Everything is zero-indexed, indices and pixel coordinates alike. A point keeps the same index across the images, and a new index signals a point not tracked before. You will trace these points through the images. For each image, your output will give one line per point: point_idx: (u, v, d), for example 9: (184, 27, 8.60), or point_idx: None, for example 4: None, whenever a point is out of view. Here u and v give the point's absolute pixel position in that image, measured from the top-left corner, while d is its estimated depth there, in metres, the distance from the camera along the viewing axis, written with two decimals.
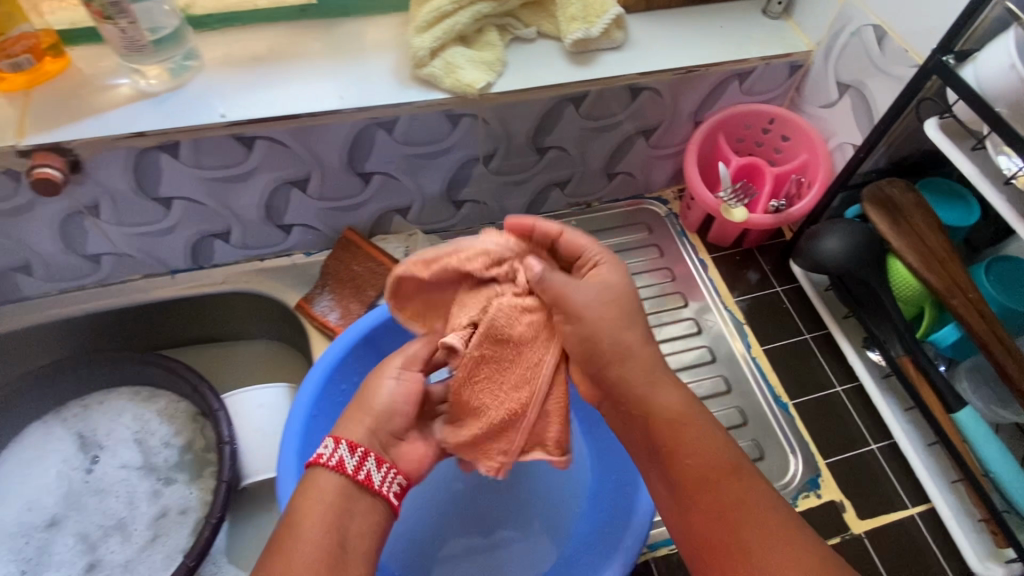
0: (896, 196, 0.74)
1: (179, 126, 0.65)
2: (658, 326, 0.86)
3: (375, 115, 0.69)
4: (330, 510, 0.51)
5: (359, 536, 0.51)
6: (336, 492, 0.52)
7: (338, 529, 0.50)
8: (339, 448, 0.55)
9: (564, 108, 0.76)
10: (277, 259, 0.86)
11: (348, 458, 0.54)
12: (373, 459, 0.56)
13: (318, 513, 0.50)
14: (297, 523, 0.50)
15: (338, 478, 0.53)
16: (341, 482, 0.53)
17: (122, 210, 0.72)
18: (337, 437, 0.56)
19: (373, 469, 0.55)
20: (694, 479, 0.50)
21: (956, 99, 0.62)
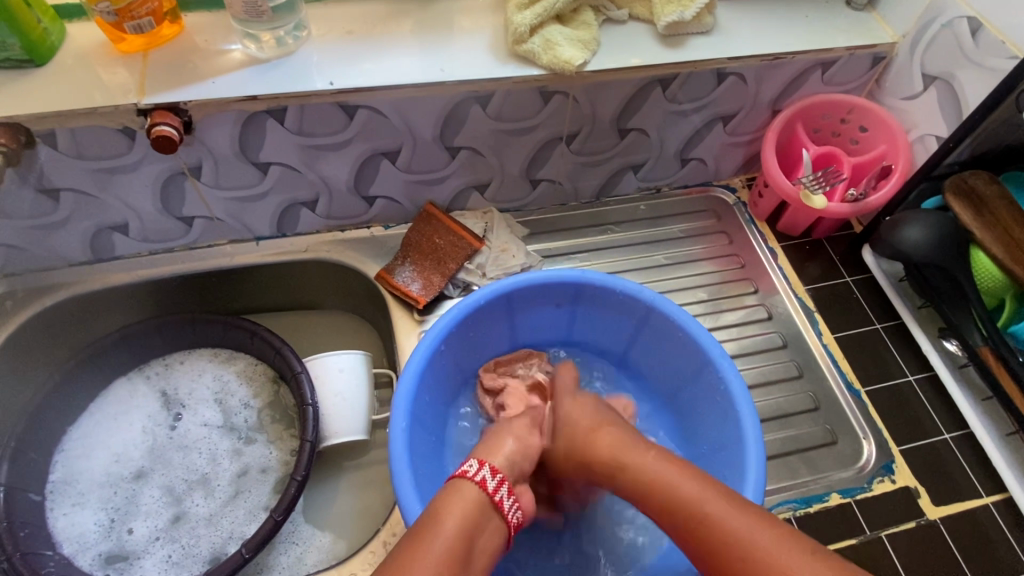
0: (981, 187, 0.74)
1: (290, 91, 0.67)
2: (727, 310, 0.87)
3: (474, 88, 0.71)
4: (471, 518, 0.52)
5: (484, 552, 0.52)
6: (475, 505, 0.54)
7: (469, 541, 0.51)
8: (483, 469, 0.57)
9: (652, 90, 0.78)
10: (356, 231, 0.88)
11: (490, 479, 0.56)
12: (507, 486, 0.57)
13: (460, 515, 0.52)
14: (433, 522, 0.51)
15: (477, 492, 0.55)
16: (478, 499, 0.54)
17: (221, 173, 0.75)
18: (482, 461, 0.58)
19: (505, 497, 0.56)
20: (691, 520, 0.51)
21: None
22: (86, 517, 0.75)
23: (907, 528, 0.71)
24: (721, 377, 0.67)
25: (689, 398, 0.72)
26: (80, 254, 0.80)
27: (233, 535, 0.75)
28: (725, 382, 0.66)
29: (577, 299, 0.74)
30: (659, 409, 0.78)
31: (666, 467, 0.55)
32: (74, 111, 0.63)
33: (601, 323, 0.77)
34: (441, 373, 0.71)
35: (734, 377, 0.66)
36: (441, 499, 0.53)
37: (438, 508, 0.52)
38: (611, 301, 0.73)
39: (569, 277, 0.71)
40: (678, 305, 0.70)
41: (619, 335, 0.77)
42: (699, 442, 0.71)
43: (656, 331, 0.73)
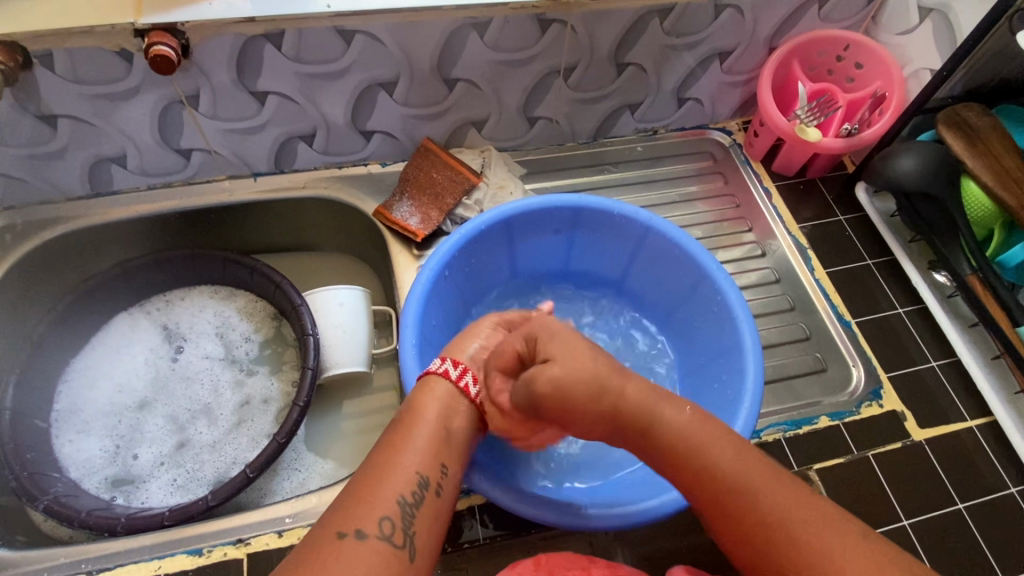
0: (972, 119, 0.75)
1: (286, 14, 0.67)
2: (721, 246, 0.89)
3: (472, 14, 0.71)
4: (441, 401, 0.55)
5: (462, 428, 0.55)
6: (446, 391, 0.56)
7: (445, 416, 0.54)
8: (445, 362, 0.59)
9: (650, 22, 0.78)
10: (354, 168, 0.89)
11: (453, 369, 0.58)
12: (471, 373, 0.59)
13: (432, 400, 0.55)
14: (412, 408, 0.54)
15: (446, 384, 0.57)
16: (448, 388, 0.56)
17: (219, 103, 0.75)
18: (445, 357, 0.60)
19: (472, 382, 0.58)
20: (726, 494, 0.45)
21: None
22: (92, 444, 0.76)
23: (894, 449, 0.73)
24: (719, 290, 0.69)
25: (688, 317, 0.75)
26: (78, 187, 0.81)
27: (237, 461, 0.77)
28: (721, 295, 0.68)
29: (577, 224, 0.75)
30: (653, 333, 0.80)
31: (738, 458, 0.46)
32: (70, 29, 0.63)
33: (599, 250, 0.78)
34: (446, 297, 0.72)
35: (729, 288, 0.68)
36: (416, 391, 0.56)
37: (411, 398, 0.55)
38: (610, 224, 0.74)
39: (570, 201, 0.73)
40: (675, 226, 0.72)
41: (617, 260, 0.78)
42: (695, 360, 0.74)
43: (653, 253, 0.75)
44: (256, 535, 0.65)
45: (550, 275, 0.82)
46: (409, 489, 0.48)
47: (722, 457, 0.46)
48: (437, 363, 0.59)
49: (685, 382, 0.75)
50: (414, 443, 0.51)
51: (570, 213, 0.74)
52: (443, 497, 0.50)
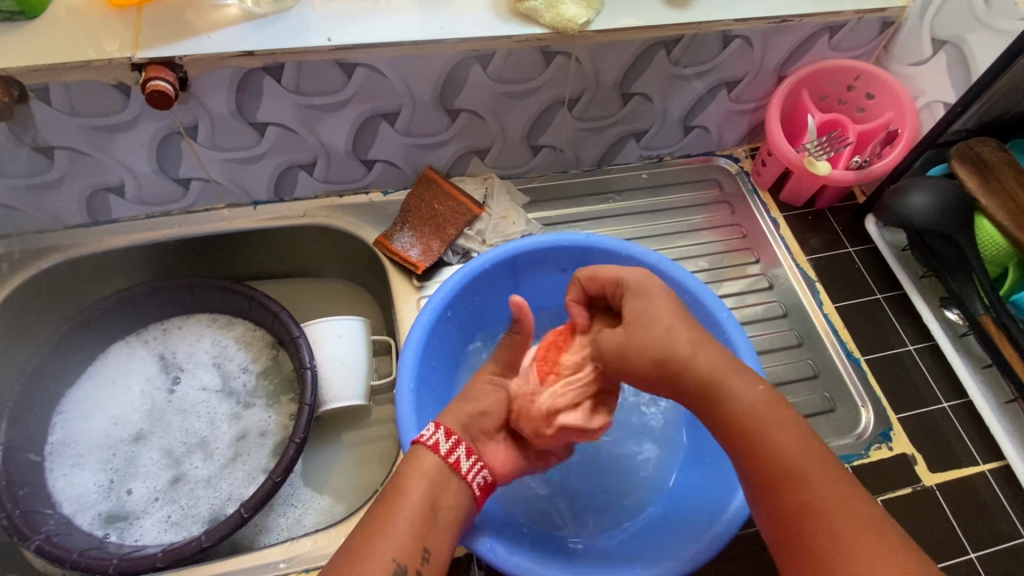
0: (986, 155, 0.74)
1: (287, 47, 0.66)
2: (728, 278, 0.87)
3: (475, 47, 0.70)
4: (424, 480, 0.53)
5: (448, 509, 0.53)
6: (432, 469, 0.54)
7: (432, 496, 0.52)
8: (438, 431, 0.57)
9: (656, 52, 0.76)
10: (355, 196, 0.87)
11: (443, 442, 0.56)
12: (463, 447, 0.57)
13: (411, 478, 0.53)
14: (399, 484, 0.53)
15: (434, 458, 0.55)
16: (437, 464, 0.55)
17: (217, 133, 0.73)
18: (441, 425, 0.58)
19: (462, 457, 0.56)
20: (784, 485, 0.47)
21: None
22: (85, 478, 0.75)
23: (903, 494, 0.71)
24: (727, 340, 0.68)
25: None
26: (76, 216, 0.80)
27: (232, 497, 0.75)
28: (730, 345, 0.67)
29: (584, 262, 0.74)
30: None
31: (802, 448, 0.48)
32: (68, 64, 0.62)
33: None
34: (447, 336, 0.71)
35: (738, 338, 0.67)
36: (408, 461, 0.55)
37: (397, 472, 0.54)
38: None
39: (577, 240, 0.72)
40: (684, 269, 0.71)
41: None
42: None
43: None
44: None
45: (555, 313, 0.81)
46: None
47: (811, 471, 0.47)
48: (434, 432, 0.57)
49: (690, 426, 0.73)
50: (397, 527, 0.50)
51: (577, 253, 0.74)
52: None
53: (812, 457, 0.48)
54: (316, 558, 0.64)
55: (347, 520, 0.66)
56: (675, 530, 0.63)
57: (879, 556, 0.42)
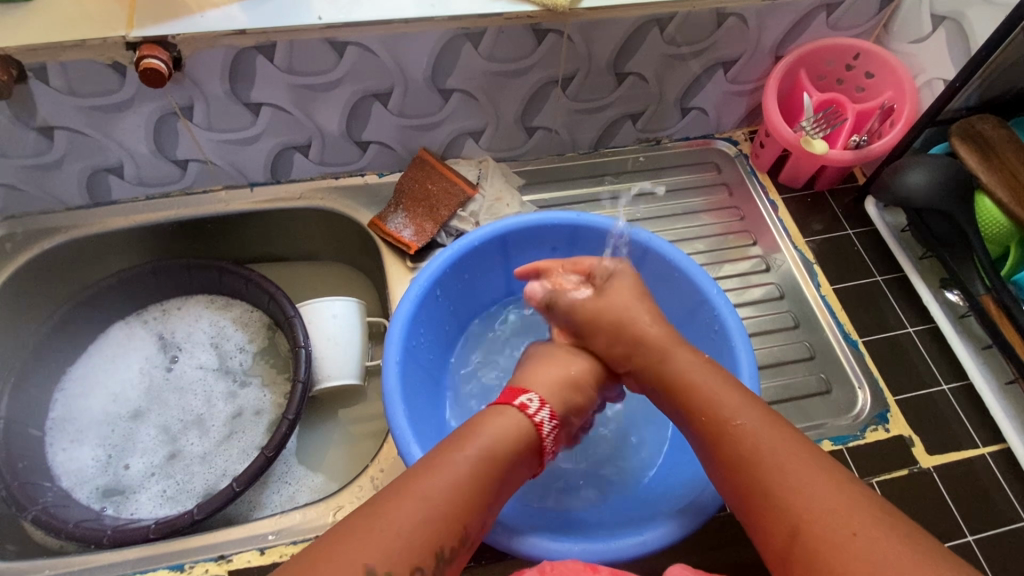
0: (988, 132, 0.73)
1: (278, 26, 0.66)
2: (724, 260, 0.86)
3: (466, 25, 0.70)
4: (513, 451, 0.53)
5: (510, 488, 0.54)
6: (526, 444, 0.54)
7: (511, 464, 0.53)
8: (543, 410, 0.57)
9: (649, 31, 0.76)
10: (351, 178, 0.88)
11: (535, 407, 0.57)
12: (556, 436, 0.58)
13: (504, 441, 0.53)
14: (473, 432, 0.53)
15: (517, 413, 0.56)
16: (529, 438, 0.55)
17: (213, 114, 0.74)
18: (543, 398, 0.58)
19: (549, 443, 0.57)
20: (727, 440, 0.51)
21: None
22: (84, 453, 0.77)
23: (899, 476, 0.70)
24: (717, 317, 0.67)
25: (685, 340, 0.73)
26: (77, 197, 0.81)
27: (227, 473, 0.76)
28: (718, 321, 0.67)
29: (574, 241, 0.74)
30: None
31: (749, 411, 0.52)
32: (64, 43, 0.64)
33: None
34: (435, 313, 0.71)
35: (727, 315, 0.66)
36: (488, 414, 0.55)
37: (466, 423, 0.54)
38: (609, 244, 0.73)
39: (568, 219, 0.71)
40: (674, 247, 0.71)
41: None
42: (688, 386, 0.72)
43: (650, 274, 0.73)
44: (238, 552, 0.64)
45: None
46: (449, 542, 0.46)
47: (744, 423, 0.51)
48: (531, 398, 0.58)
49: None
50: (472, 479, 0.49)
51: (569, 231, 0.73)
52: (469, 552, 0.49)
53: (748, 411, 0.52)
54: (305, 531, 0.65)
55: (336, 495, 0.67)
56: (664, 505, 0.63)
57: (825, 499, 0.45)
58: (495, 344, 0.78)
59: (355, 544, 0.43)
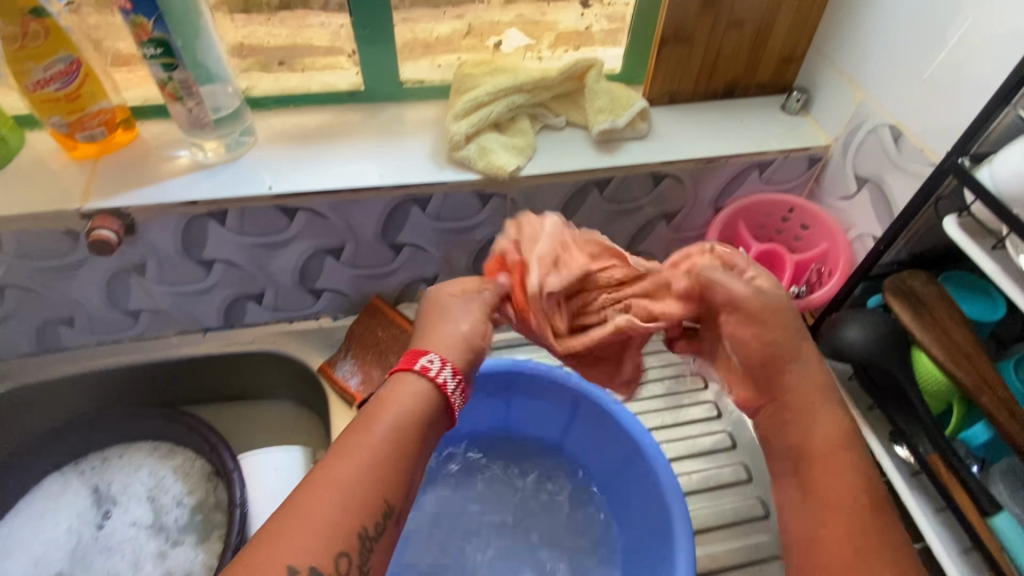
0: (919, 288, 0.74)
1: (230, 197, 0.69)
2: (681, 404, 0.85)
3: (412, 192, 0.73)
4: (410, 422, 0.49)
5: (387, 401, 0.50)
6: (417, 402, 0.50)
7: (415, 419, 0.49)
8: (445, 368, 0.51)
9: (589, 192, 0.80)
10: (304, 322, 0.88)
11: (451, 383, 0.51)
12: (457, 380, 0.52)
13: (397, 417, 0.49)
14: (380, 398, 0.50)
15: (425, 391, 0.51)
16: (424, 401, 0.50)
17: (166, 270, 0.76)
18: (446, 359, 0.52)
19: (449, 378, 0.51)
20: (835, 514, 0.51)
21: (972, 199, 0.62)
22: None
23: None
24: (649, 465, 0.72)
25: (625, 482, 0.77)
26: (26, 345, 0.81)
27: None
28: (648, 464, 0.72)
29: (513, 387, 0.81)
30: (599, 494, 0.82)
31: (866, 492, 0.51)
32: (19, 216, 0.66)
33: (536, 413, 0.84)
34: None
35: (657, 462, 0.71)
36: (383, 392, 0.50)
37: (376, 399, 0.50)
38: (544, 390, 0.80)
39: (505, 368, 0.79)
40: (605, 394, 0.78)
41: (555, 422, 0.84)
42: (638, 530, 0.75)
43: (587, 418, 0.80)
44: None
45: (494, 430, 0.87)
46: (371, 520, 0.45)
47: (854, 508, 0.50)
48: (432, 359, 0.52)
49: (634, 554, 0.75)
50: (377, 444, 0.47)
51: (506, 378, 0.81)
52: (402, 522, 0.48)
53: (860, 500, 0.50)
54: None
55: None
56: None
57: None
58: (450, 484, 0.83)
59: (272, 541, 0.43)
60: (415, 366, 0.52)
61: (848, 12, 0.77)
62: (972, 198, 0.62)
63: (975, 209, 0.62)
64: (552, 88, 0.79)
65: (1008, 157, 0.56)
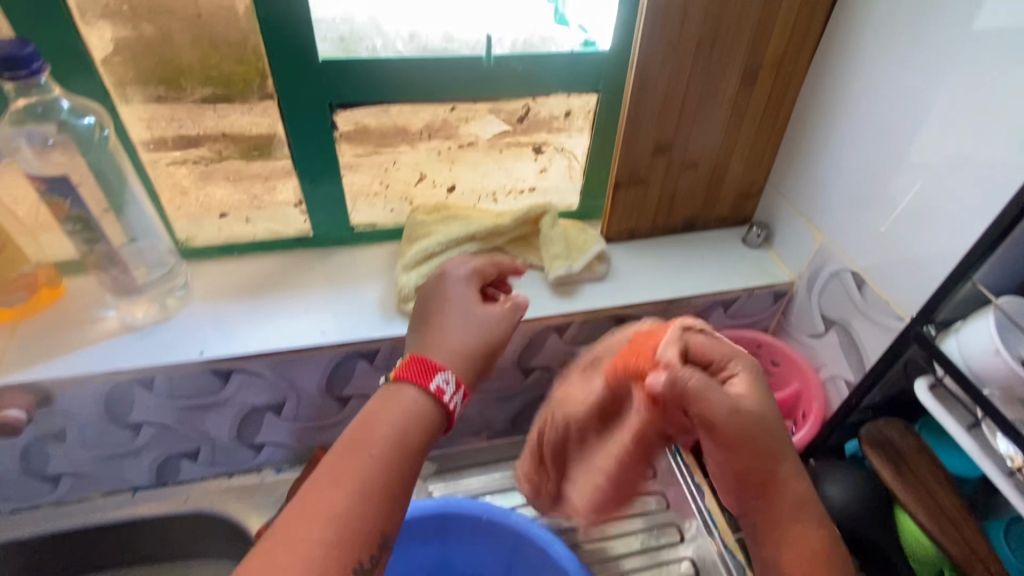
0: (897, 440, 0.69)
1: (156, 364, 0.64)
2: (662, 561, 0.78)
3: (357, 348, 0.69)
4: (408, 435, 0.45)
5: (383, 421, 0.45)
6: (418, 415, 0.46)
7: (408, 436, 0.45)
8: (457, 393, 0.49)
9: (548, 337, 0.76)
10: (246, 476, 0.82)
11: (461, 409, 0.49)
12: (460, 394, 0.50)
13: (392, 430, 0.45)
14: (371, 413, 0.46)
15: (418, 406, 0.47)
16: (421, 413, 0.47)
17: (87, 436, 0.70)
18: (458, 378, 0.50)
19: (449, 388, 0.49)
20: None
21: (942, 371, 0.57)
22: None
23: None
24: None
25: None
26: None
27: None
28: None
29: (445, 529, 0.76)
30: None
31: None
32: None
33: (475, 553, 0.79)
34: None
35: None
36: (372, 405, 0.47)
37: (364, 417, 0.45)
38: (479, 527, 0.76)
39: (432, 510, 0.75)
40: (539, 527, 0.73)
41: (497, 561, 0.79)
42: None
43: (527, 556, 0.75)
44: None
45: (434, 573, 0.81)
46: (369, 553, 0.40)
47: None
48: (446, 379, 0.49)
49: None
50: (367, 464, 0.43)
51: (437, 519, 0.76)
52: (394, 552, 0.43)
53: None
54: None
55: None
56: None
57: None
58: None
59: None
60: (427, 384, 0.48)
61: (803, 155, 0.77)
62: (942, 372, 0.57)
63: (947, 382, 0.58)
64: (506, 233, 0.76)
65: (973, 336, 0.53)
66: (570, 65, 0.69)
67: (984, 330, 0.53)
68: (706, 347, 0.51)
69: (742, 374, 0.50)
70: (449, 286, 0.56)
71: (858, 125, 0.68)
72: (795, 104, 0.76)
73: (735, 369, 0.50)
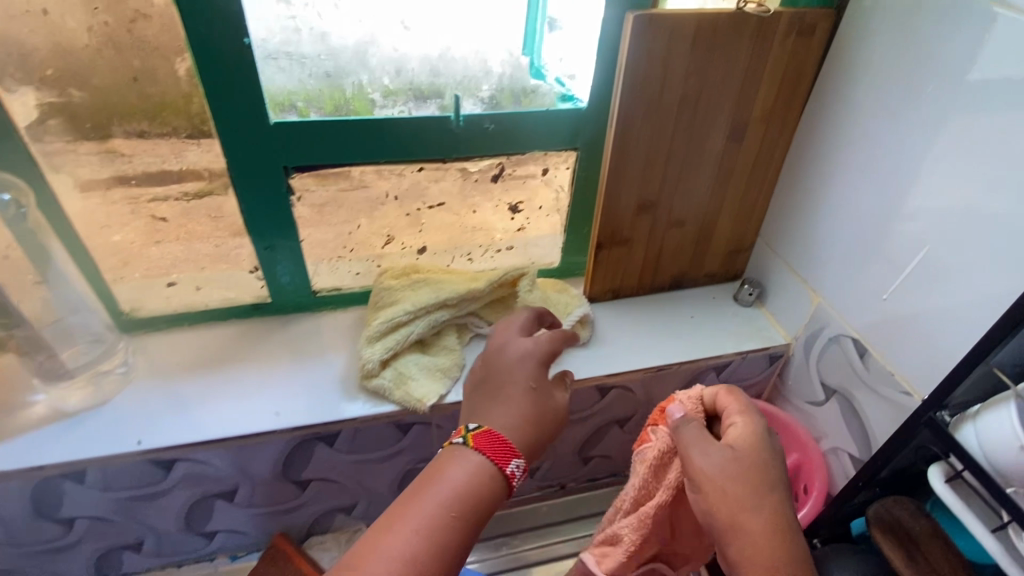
0: (907, 521, 0.60)
1: (87, 457, 0.57)
2: None
3: (314, 432, 0.63)
4: (461, 504, 0.42)
5: (441, 483, 0.43)
6: (475, 486, 0.43)
7: (469, 498, 0.42)
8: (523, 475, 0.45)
9: None
10: (197, 565, 0.74)
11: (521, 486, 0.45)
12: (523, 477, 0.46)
13: (448, 492, 0.42)
14: (432, 470, 0.44)
15: (476, 470, 0.44)
16: (476, 483, 0.43)
17: (13, 533, 0.63)
18: (528, 466, 0.46)
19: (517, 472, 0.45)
20: None
21: (960, 466, 0.52)
22: None
23: None
24: None
25: None
26: None
27: None
28: None
29: None
30: None
31: None
32: None
33: None
34: None
35: None
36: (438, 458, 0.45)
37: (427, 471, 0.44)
38: None
39: None
40: None
41: None
42: None
43: None
44: None
45: None
46: None
47: None
48: (519, 466, 0.45)
49: None
50: (420, 525, 0.40)
51: None
52: None
53: None
54: None
55: None
56: None
57: None
58: None
59: None
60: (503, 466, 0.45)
61: (796, 211, 0.72)
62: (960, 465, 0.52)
63: (967, 476, 0.52)
64: (481, 298, 0.71)
65: (990, 426, 0.48)
66: (546, 122, 0.65)
67: (1003, 421, 0.47)
68: (724, 399, 0.49)
69: (741, 422, 0.46)
70: (509, 348, 0.52)
71: (854, 183, 0.63)
72: (786, 159, 0.72)
73: (737, 419, 0.47)
